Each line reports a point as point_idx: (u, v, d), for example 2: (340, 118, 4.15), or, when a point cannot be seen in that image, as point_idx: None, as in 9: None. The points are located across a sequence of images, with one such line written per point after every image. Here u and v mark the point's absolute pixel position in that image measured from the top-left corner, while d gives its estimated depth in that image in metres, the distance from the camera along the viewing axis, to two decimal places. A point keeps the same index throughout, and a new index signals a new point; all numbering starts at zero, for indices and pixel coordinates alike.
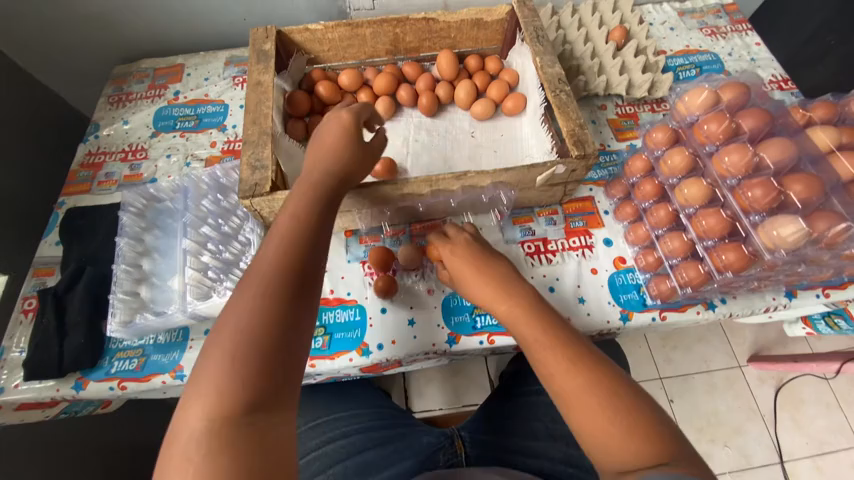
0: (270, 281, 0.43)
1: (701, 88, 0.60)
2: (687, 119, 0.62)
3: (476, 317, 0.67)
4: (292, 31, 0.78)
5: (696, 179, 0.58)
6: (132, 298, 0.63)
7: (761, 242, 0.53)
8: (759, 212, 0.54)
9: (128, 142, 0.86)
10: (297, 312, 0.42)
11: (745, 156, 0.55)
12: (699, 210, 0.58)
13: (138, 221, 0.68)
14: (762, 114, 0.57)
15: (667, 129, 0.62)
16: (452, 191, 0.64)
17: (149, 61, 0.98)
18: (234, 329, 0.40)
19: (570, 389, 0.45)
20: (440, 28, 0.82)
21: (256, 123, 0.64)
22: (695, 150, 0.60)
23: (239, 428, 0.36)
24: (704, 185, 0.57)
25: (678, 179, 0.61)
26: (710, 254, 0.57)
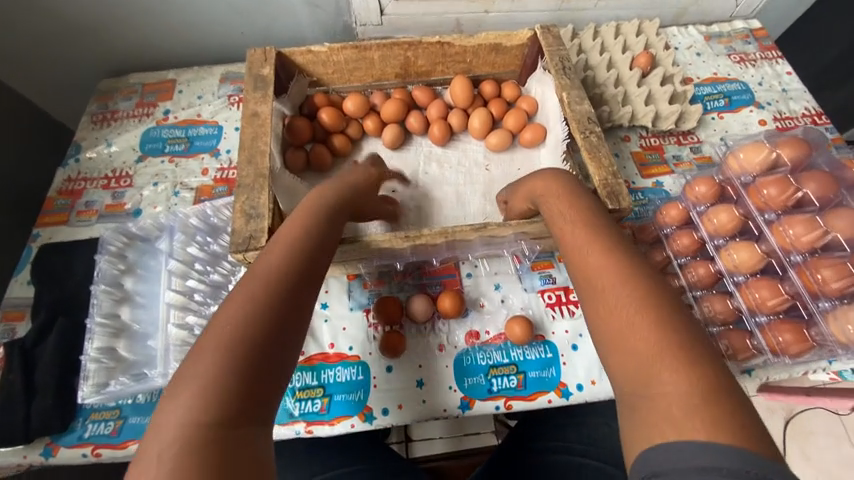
0: (271, 280, 0.41)
1: (761, 146, 0.56)
2: (740, 177, 0.57)
3: (492, 380, 0.60)
4: (293, 52, 0.71)
5: (748, 244, 0.53)
6: (108, 356, 0.56)
7: (831, 332, 0.49)
8: (830, 297, 0.50)
9: (112, 167, 0.79)
10: (293, 317, 0.40)
11: (811, 231, 0.51)
12: (750, 280, 0.53)
13: (117, 264, 0.62)
14: (827, 179, 0.53)
15: (713, 183, 0.57)
16: (469, 241, 0.58)
17: (138, 75, 0.91)
18: (215, 341, 0.36)
19: (648, 341, 0.38)
20: (455, 52, 0.75)
21: (251, 163, 0.57)
22: (746, 211, 0.55)
23: (215, 433, 0.32)
24: (759, 252, 0.52)
25: (724, 240, 0.55)
26: (762, 332, 0.51)
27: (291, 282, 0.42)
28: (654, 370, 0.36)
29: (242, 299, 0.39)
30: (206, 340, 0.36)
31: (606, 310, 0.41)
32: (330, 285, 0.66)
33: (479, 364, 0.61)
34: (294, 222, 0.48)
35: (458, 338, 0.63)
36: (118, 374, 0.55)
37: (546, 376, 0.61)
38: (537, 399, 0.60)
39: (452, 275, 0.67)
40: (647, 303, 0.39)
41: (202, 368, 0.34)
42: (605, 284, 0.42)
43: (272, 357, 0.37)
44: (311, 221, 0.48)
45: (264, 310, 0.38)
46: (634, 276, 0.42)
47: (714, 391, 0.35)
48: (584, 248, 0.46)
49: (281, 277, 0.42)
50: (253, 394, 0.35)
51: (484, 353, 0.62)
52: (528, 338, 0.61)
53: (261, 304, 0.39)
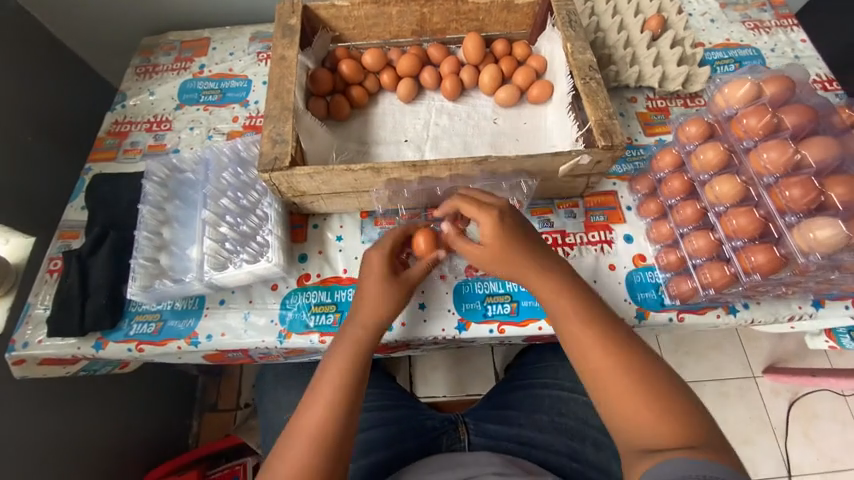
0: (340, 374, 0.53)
1: (742, 80, 0.59)
2: (724, 112, 0.60)
3: (487, 306, 0.66)
4: (318, 6, 0.77)
5: (730, 176, 0.57)
6: (151, 265, 0.64)
7: (796, 244, 0.52)
8: (795, 212, 0.53)
9: (153, 113, 0.87)
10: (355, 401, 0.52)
11: (785, 153, 0.54)
12: (729, 209, 0.57)
13: (160, 190, 0.70)
14: (806, 110, 0.56)
15: (702, 122, 0.60)
16: (472, 177, 0.64)
17: (176, 34, 0.99)
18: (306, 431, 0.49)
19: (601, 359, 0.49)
20: (468, 9, 0.80)
21: (278, 98, 0.64)
22: (730, 144, 0.59)
23: None
24: (738, 182, 0.56)
25: (709, 176, 0.59)
26: (738, 255, 0.55)
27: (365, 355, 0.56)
28: (627, 390, 0.47)
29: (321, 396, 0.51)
30: (311, 403, 0.51)
31: (578, 345, 0.51)
32: (345, 221, 0.73)
33: (476, 292, 0.67)
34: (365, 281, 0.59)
35: (459, 269, 0.68)
36: (161, 279, 0.64)
37: (539, 305, 0.65)
38: (528, 325, 0.65)
39: None
40: (610, 335, 0.50)
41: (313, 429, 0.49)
42: (572, 321, 0.52)
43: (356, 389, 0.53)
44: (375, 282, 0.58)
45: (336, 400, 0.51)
46: (592, 314, 0.52)
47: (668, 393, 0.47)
48: (553, 286, 0.54)
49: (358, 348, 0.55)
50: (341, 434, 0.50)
51: (482, 283, 0.67)
52: None
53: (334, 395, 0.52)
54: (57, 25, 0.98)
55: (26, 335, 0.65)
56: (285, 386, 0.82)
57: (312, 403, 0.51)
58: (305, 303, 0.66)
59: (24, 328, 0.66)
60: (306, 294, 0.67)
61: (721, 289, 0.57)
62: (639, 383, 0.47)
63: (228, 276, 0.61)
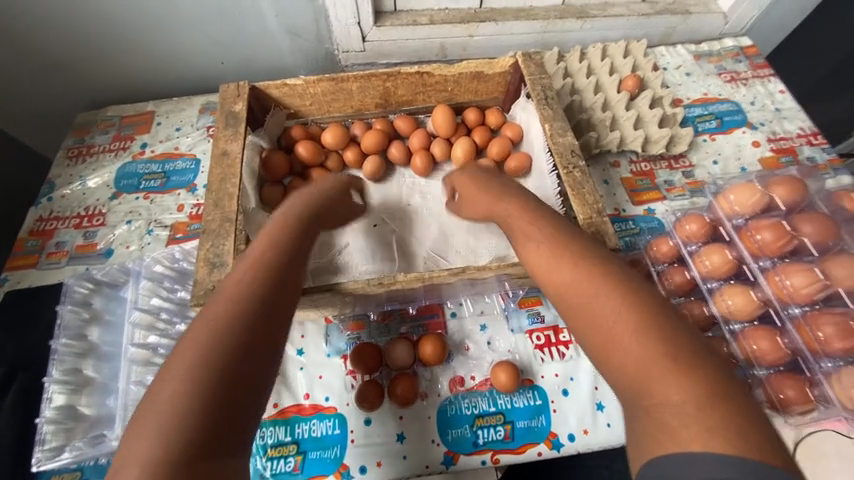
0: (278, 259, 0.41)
1: (752, 188, 0.55)
2: (732, 219, 0.56)
3: (478, 431, 0.56)
4: (268, 85, 0.69)
5: (744, 290, 0.52)
6: (67, 416, 0.53)
7: (836, 395, 0.46)
8: (833, 358, 0.47)
9: (85, 205, 0.77)
10: (280, 302, 0.39)
11: (811, 281, 0.49)
12: (746, 330, 0.51)
13: (80, 313, 0.59)
14: (825, 222, 0.52)
15: (704, 222, 0.56)
16: (451, 284, 0.55)
17: (116, 108, 0.90)
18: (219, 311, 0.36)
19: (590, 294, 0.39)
20: (435, 81, 0.73)
21: (218, 206, 0.54)
22: (738, 254, 0.54)
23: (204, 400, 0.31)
24: (752, 299, 0.51)
25: (717, 283, 0.54)
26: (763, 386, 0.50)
27: (281, 279, 0.40)
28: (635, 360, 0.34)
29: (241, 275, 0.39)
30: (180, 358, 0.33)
31: (587, 321, 0.38)
32: (307, 329, 0.63)
33: (464, 414, 0.57)
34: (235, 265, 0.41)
35: (441, 386, 0.59)
36: (77, 437, 0.52)
37: (536, 425, 0.57)
38: (526, 452, 0.55)
39: (435, 315, 0.63)
40: (624, 289, 0.38)
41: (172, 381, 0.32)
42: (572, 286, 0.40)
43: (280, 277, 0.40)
44: (258, 258, 0.41)
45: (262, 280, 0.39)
46: (602, 273, 0.40)
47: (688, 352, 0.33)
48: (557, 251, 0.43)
49: (239, 312, 0.36)
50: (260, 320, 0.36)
51: (469, 401, 0.58)
52: (516, 386, 0.58)
53: (260, 284, 0.38)
54: None
55: None
56: None
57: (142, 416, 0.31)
58: (260, 444, 0.55)
59: None
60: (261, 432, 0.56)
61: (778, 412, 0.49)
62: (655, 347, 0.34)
63: None
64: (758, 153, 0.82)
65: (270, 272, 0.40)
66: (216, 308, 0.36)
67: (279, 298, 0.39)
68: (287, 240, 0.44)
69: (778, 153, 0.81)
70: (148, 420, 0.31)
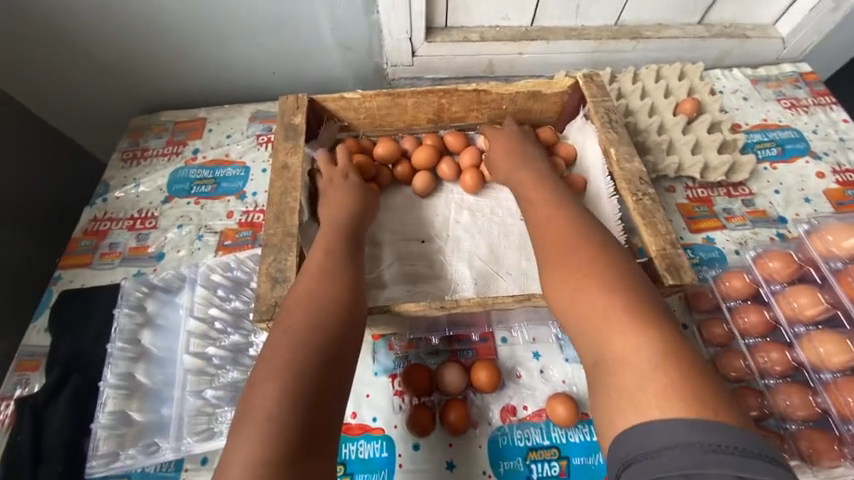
0: (337, 285, 0.47)
1: (851, 229, 0.53)
2: (828, 261, 0.53)
3: (531, 465, 0.54)
4: (326, 98, 0.69)
5: (838, 338, 0.49)
6: (120, 423, 0.52)
7: None
8: None
9: (138, 207, 0.78)
10: (345, 325, 0.45)
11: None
12: (839, 379, 0.48)
13: (135, 318, 0.60)
14: None
15: (791, 261, 0.53)
16: (510, 309, 0.54)
17: (169, 113, 0.92)
18: (293, 335, 0.43)
19: (586, 266, 0.45)
20: (490, 99, 0.73)
21: (279, 220, 0.54)
22: (835, 299, 0.51)
23: (293, 416, 0.38)
24: (850, 349, 0.48)
25: (806, 327, 0.51)
26: None
27: (342, 304, 0.46)
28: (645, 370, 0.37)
29: (307, 299, 0.45)
30: (265, 373, 0.40)
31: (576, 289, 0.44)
32: None
33: (517, 445, 0.55)
34: (299, 285, 0.47)
35: (492, 414, 0.57)
36: (129, 445, 0.51)
37: (593, 463, 0.54)
38: None
39: (486, 339, 0.62)
40: (636, 303, 0.41)
41: (265, 392, 0.39)
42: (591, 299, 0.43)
43: (340, 301, 0.46)
44: (321, 281, 0.47)
45: (325, 305, 0.45)
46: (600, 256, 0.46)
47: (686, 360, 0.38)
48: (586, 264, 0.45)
49: (313, 338, 0.42)
50: (329, 342, 0.43)
51: (522, 432, 0.56)
52: (573, 420, 0.55)
53: (325, 310, 0.45)
54: (41, 107, 0.90)
55: None
56: None
57: (242, 421, 0.38)
58: None
59: None
60: None
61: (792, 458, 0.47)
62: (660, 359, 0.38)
63: (214, 447, 0.49)
64: (823, 185, 0.78)
65: (331, 297, 0.46)
66: (294, 327, 0.43)
67: (345, 322, 0.45)
68: (345, 263, 0.50)
69: (845, 185, 0.77)
70: (250, 425, 0.38)
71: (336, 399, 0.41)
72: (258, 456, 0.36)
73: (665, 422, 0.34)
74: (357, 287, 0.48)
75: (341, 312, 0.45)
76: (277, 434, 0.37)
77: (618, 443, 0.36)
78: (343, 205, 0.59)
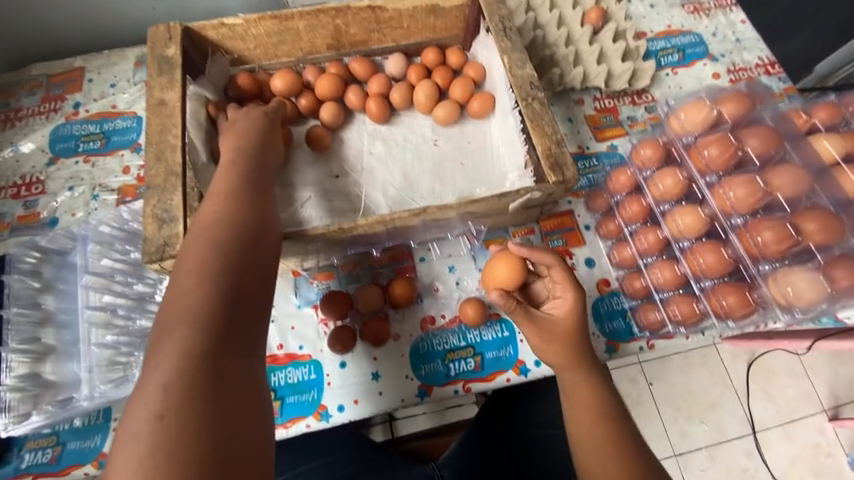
0: (247, 204, 0.47)
1: (700, 104, 0.56)
2: (682, 138, 0.57)
3: (449, 365, 0.59)
4: (204, 27, 0.63)
5: (692, 208, 0.54)
6: (32, 384, 0.52)
7: (771, 293, 0.50)
8: (769, 260, 0.51)
9: (20, 173, 0.71)
10: (258, 237, 0.45)
11: (753, 192, 0.51)
12: (694, 245, 0.54)
13: (30, 282, 0.56)
14: (769, 134, 0.53)
15: (657, 145, 0.57)
16: (414, 226, 0.55)
17: (39, 65, 0.81)
18: (203, 247, 0.42)
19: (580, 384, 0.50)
20: (389, 18, 0.69)
21: (161, 159, 0.51)
22: (690, 173, 0.56)
23: (211, 314, 0.38)
24: (700, 215, 0.54)
25: (670, 205, 0.57)
26: (707, 296, 0.54)
27: (253, 220, 0.45)
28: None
29: (216, 216, 0.44)
30: (179, 283, 0.39)
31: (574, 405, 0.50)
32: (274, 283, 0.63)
33: (437, 350, 0.59)
34: (212, 206, 0.46)
35: (412, 325, 0.60)
36: (46, 401, 0.51)
37: (504, 355, 0.60)
38: (495, 379, 0.59)
39: (404, 261, 0.64)
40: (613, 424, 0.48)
41: (185, 297, 0.38)
42: (592, 429, 0.48)
43: (251, 218, 0.45)
44: (233, 203, 0.46)
45: (237, 220, 0.45)
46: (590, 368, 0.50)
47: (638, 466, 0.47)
48: (581, 386, 0.50)
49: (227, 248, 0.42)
50: (244, 252, 0.43)
51: (441, 338, 0.60)
52: (483, 319, 0.60)
53: (235, 224, 0.44)
54: None
55: None
56: None
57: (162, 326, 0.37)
58: None
59: None
60: None
61: (655, 332, 0.58)
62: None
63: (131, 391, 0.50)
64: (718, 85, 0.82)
65: (241, 215, 0.45)
66: (210, 241, 0.42)
67: (259, 235, 0.45)
68: (260, 188, 0.50)
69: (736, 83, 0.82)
70: (172, 329, 0.37)
71: (261, 305, 0.42)
72: (182, 352, 0.36)
73: None
74: (269, 209, 0.48)
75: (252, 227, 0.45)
76: (195, 331, 0.36)
77: None
78: (248, 135, 0.55)
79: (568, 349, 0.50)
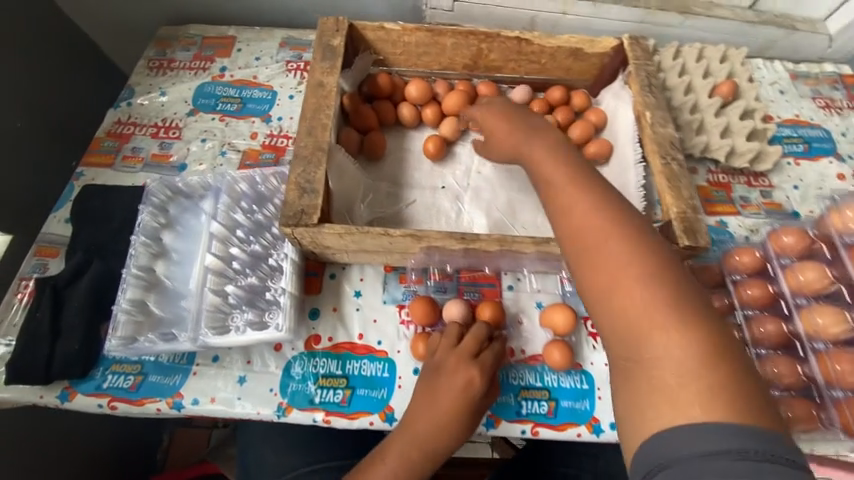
0: (467, 406, 0.51)
1: None
2: (842, 237, 0.56)
3: (522, 402, 0.57)
4: (365, 26, 0.68)
5: (835, 311, 0.53)
6: (139, 310, 0.55)
7: None
8: None
9: (162, 116, 0.78)
10: (452, 441, 0.52)
11: None
12: (830, 349, 0.52)
13: (158, 217, 0.61)
14: None
15: (803, 237, 0.56)
16: (524, 253, 0.55)
17: (198, 27, 0.89)
18: (417, 433, 0.51)
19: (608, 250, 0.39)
20: (530, 51, 0.71)
21: (311, 135, 0.54)
22: (843, 273, 0.55)
23: None
24: (843, 322, 0.52)
25: (806, 300, 0.54)
26: (834, 407, 0.51)
27: (460, 428, 0.52)
28: (649, 333, 0.35)
29: (443, 407, 0.51)
30: (387, 452, 0.51)
31: (598, 274, 0.39)
32: (366, 273, 0.64)
33: (511, 383, 0.58)
34: (443, 390, 0.52)
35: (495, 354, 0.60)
36: (146, 330, 0.54)
37: (579, 407, 0.57)
38: (566, 430, 0.56)
39: (492, 284, 0.63)
40: (664, 307, 0.36)
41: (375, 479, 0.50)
42: (611, 262, 0.39)
43: (459, 424, 0.51)
44: (460, 398, 0.51)
45: (450, 424, 0.51)
46: (618, 236, 0.40)
47: (688, 317, 0.35)
48: (592, 238, 0.40)
49: (428, 442, 0.51)
50: (434, 450, 0.51)
51: (517, 372, 0.59)
52: (567, 366, 0.58)
53: (448, 425, 0.51)
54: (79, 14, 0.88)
55: None
56: (269, 445, 0.70)
57: None
58: (312, 373, 0.58)
59: None
60: (314, 362, 0.58)
61: None
62: (666, 311, 0.36)
63: (228, 340, 0.51)
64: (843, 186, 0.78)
65: (453, 405, 0.51)
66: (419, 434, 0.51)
67: (452, 438, 0.51)
68: (483, 386, 0.52)
69: None
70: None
71: None
72: None
73: (695, 422, 0.31)
74: (476, 410, 0.52)
75: (448, 410, 0.51)
76: None
77: (641, 452, 0.33)
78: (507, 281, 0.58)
79: (582, 212, 0.42)
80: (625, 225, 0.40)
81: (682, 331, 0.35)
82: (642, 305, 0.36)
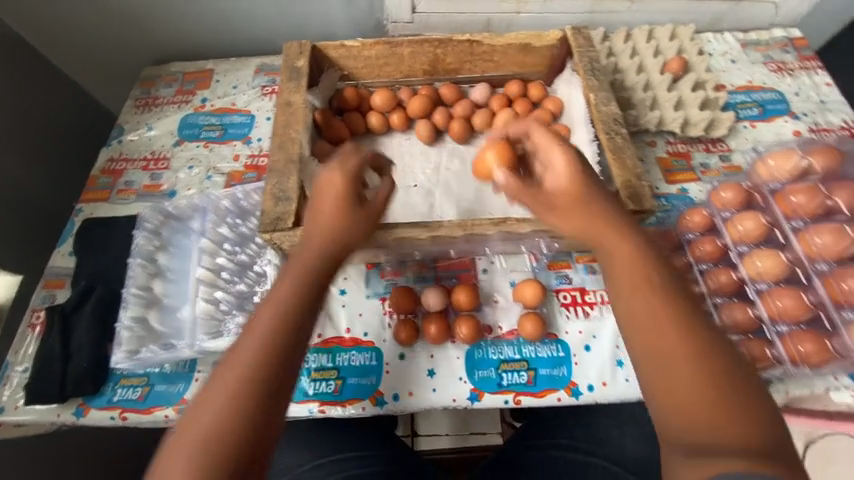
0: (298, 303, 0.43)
1: (789, 153, 0.61)
2: (768, 184, 0.62)
3: (502, 374, 0.61)
4: (327, 46, 0.74)
5: (771, 252, 0.57)
6: (141, 325, 0.60)
7: None
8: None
9: (151, 149, 0.84)
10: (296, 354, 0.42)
11: (839, 240, 0.55)
12: (772, 288, 0.56)
13: (152, 240, 0.66)
14: None
15: (738, 189, 0.61)
16: (488, 235, 0.59)
17: (179, 64, 0.96)
18: (240, 357, 0.40)
19: (648, 309, 0.42)
20: (483, 51, 0.77)
21: (282, 148, 0.60)
22: (774, 218, 0.60)
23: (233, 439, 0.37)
24: (780, 261, 0.56)
25: (748, 247, 0.59)
26: (783, 341, 0.55)
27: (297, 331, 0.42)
28: (685, 388, 0.39)
29: (271, 312, 0.43)
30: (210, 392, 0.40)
31: (648, 337, 0.41)
32: (349, 272, 0.68)
33: (490, 358, 0.62)
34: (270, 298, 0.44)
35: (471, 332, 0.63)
36: (149, 343, 0.59)
37: (557, 374, 0.60)
38: (546, 396, 0.60)
39: (468, 269, 0.67)
40: (697, 356, 0.40)
41: (201, 421, 0.38)
42: (654, 323, 0.42)
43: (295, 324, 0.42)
44: (289, 298, 0.43)
45: (282, 329, 0.42)
46: (655, 295, 0.43)
47: (721, 376, 0.39)
48: (643, 299, 0.43)
49: (259, 360, 0.40)
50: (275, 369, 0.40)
51: (496, 347, 0.62)
52: (540, 335, 0.61)
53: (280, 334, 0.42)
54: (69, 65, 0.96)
55: (3, 400, 0.59)
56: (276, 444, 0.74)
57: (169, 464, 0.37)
58: (304, 367, 0.62)
59: (1, 391, 0.60)
60: (305, 358, 0.62)
61: None
62: (702, 374, 0.39)
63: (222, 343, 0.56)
64: None
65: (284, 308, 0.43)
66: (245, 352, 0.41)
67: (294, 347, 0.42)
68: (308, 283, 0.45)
69: None
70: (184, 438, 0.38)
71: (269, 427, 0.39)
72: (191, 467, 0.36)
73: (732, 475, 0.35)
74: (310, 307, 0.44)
75: (276, 316, 0.42)
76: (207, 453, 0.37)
77: None
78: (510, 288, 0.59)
79: (626, 271, 0.44)
80: (670, 298, 0.42)
81: (715, 390, 0.38)
82: (686, 363, 0.39)
